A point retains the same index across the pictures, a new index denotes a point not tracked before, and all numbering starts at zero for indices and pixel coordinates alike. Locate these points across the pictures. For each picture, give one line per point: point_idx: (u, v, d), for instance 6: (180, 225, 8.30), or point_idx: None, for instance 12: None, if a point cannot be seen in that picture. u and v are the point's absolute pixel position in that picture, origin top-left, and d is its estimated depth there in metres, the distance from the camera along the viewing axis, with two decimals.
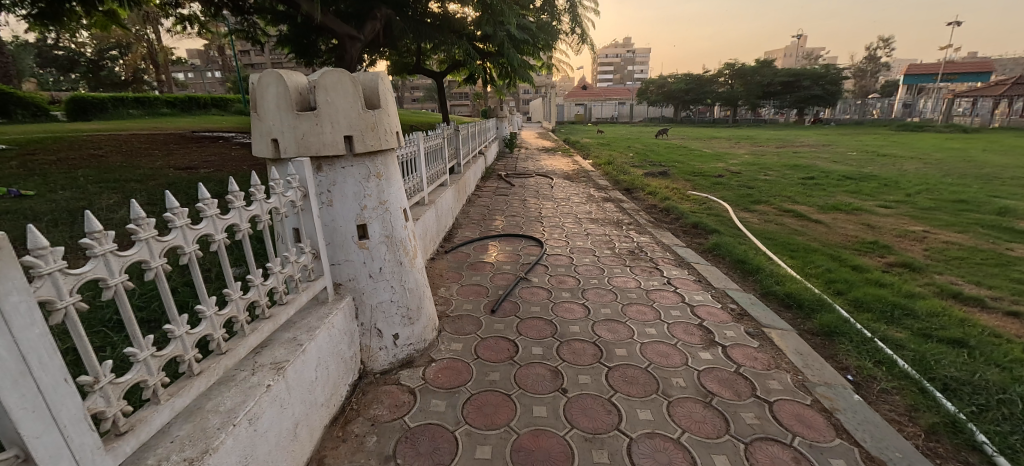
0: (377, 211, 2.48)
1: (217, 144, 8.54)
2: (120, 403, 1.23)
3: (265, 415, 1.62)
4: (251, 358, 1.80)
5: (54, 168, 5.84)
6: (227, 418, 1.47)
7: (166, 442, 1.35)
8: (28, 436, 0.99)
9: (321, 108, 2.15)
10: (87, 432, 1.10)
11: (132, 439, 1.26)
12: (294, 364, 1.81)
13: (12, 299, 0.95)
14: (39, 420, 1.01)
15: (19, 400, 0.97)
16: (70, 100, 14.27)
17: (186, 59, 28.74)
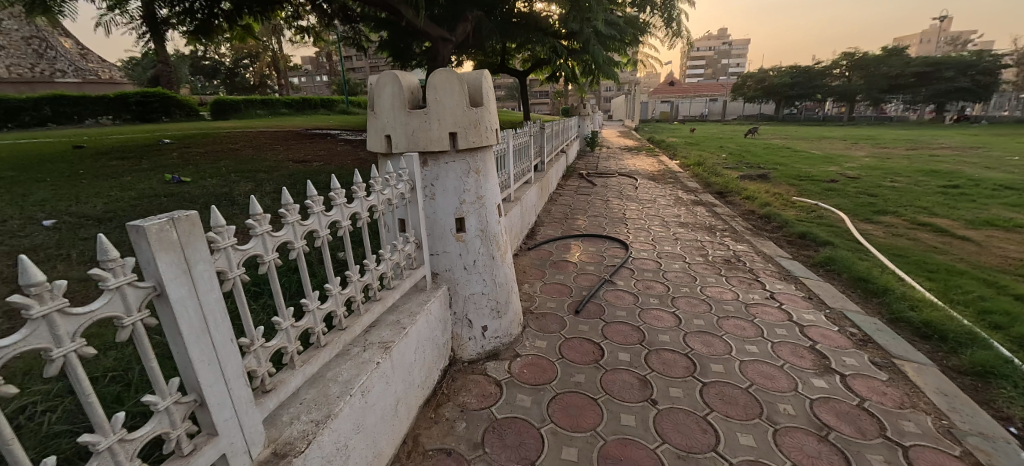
0: (474, 206, 2.57)
1: (327, 140, 9.50)
2: (266, 363, 1.43)
3: (374, 389, 1.76)
4: (363, 336, 1.97)
5: (204, 160, 6.91)
6: (345, 388, 1.62)
7: (297, 403, 1.54)
8: (204, 385, 1.17)
9: (430, 107, 2.27)
10: (242, 387, 1.28)
11: (273, 398, 1.45)
12: (398, 345, 1.95)
13: (200, 268, 1.14)
14: (213, 371, 1.19)
15: (199, 354, 1.15)
16: (214, 102, 16.86)
17: (301, 65, 32.36)
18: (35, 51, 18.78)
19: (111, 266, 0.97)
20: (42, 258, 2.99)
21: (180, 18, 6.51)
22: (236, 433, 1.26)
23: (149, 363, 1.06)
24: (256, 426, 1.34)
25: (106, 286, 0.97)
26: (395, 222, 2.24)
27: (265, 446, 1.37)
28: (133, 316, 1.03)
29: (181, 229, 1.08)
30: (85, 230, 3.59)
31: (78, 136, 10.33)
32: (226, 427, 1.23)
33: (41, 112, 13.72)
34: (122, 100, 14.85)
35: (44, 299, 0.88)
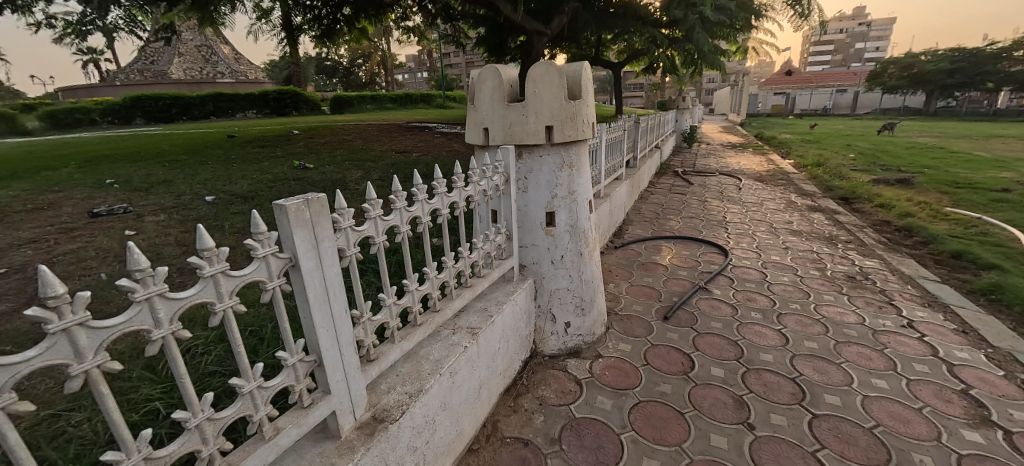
0: (566, 201, 2.53)
1: (425, 132, 10.08)
2: (371, 335, 1.59)
3: (461, 372, 1.84)
4: (453, 320, 2.07)
5: (323, 149, 7.74)
6: (436, 367, 1.72)
7: (393, 375, 1.70)
8: (323, 349, 1.34)
9: (528, 100, 2.28)
10: (352, 354, 1.45)
11: (375, 367, 1.61)
12: (485, 332, 2.01)
13: (327, 246, 1.32)
14: (330, 337, 1.36)
15: (322, 321, 1.32)
16: (333, 98, 18.77)
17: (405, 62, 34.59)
18: (201, 56, 22.42)
19: (261, 238, 1.14)
20: (202, 228, 3.57)
21: (309, 24, 7.30)
22: (344, 394, 1.42)
23: (284, 323, 1.25)
24: (359, 390, 1.49)
25: (256, 255, 1.14)
26: (489, 213, 2.31)
27: (365, 410, 1.52)
28: (274, 281, 1.20)
29: (313, 209, 1.25)
30: (235, 205, 4.22)
31: (230, 128, 12.16)
32: (337, 387, 1.39)
33: (204, 108, 16.39)
34: (262, 96, 17.15)
35: (211, 262, 1.07)
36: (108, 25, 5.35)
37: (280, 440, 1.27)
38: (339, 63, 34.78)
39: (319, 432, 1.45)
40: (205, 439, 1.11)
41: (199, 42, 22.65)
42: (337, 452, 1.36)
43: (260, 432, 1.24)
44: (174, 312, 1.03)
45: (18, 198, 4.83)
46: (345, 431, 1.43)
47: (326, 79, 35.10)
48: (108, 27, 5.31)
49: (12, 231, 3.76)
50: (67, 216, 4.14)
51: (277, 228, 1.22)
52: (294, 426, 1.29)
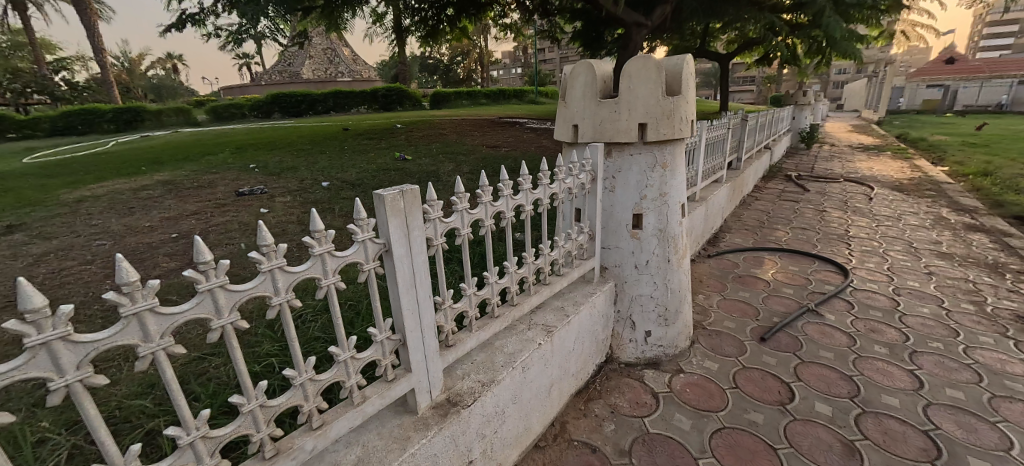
0: (656, 203, 2.31)
1: (515, 128, 10.15)
2: (451, 321, 1.57)
3: (532, 368, 1.79)
4: (528, 316, 2.01)
5: (420, 142, 8.16)
6: (509, 360, 1.69)
7: (467, 362, 1.68)
8: (408, 329, 1.35)
9: (622, 95, 2.11)
10: (433, 338, 1.44)
11: (453, 352, 1.59)
12: (559, 331, 1.94)
13: (417, 234, 1.30)
14: (415, 320, 1.36)
15: (410, 303, 1.33)
16: (433, 95, 19.80)
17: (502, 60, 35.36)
18: (326, 57, 24.95)
19: (361, 223, 1.16)
20: (315, 210, 3.91)
21: (416, 26, 7.71)
22: (425, 373, 1.42)
23: (377, 302, 1.27)
24: (438, 371, 1.48)
25: (357, 238, 1.16)
26: (572, 211, 2.19)
27: (441, 391, 1.52)
28: (370, 263, 1.21)
29: (408, 199, 1.24)
30: (346, 192, 4.58)
31: (343, 122, 13.36)
32: (418, 367, 1.40)
33: (326, 104, 18.21)
34: (373, 93, 18.58)
35: (321, 242, 1.11)
36: (258, 33, 6.10)
37: (366, 409, 1.29)
38: (441, 62, 36.63)
39: (398, 405, 1.47)
40: (307, 397, 1.15)
41: (325, 45, 25.19)
42: (413, 426, 1.37)
43: (349, 396, 1.28)
44: (289, 282, 1.08)
45: (183, 179, 5.74)
46: (422, 408, 1.45)
47: (428, 76, 37.08)
48: (257, 35, 6.04)
49: (183, 204, 4.50)
50: (219, 194, 4.83)
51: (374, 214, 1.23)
52: (379, 398, 1.32)
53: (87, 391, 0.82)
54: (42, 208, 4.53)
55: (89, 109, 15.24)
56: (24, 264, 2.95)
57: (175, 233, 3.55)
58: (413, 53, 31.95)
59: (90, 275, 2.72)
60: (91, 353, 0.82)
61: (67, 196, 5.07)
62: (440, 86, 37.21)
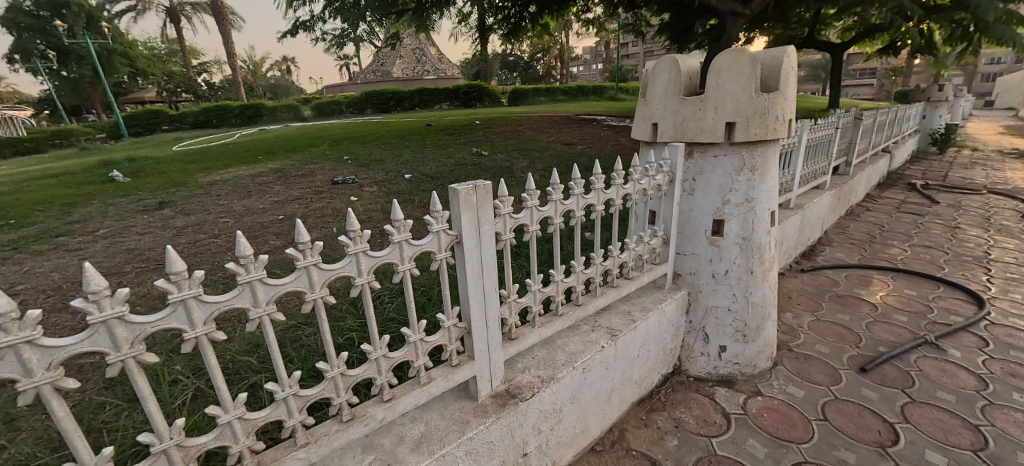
0: (740, 209, 2.18)
1: (593, 125, 9.97)
2: (515, 315, 1.61)
3: (594, 369, 1.80)
4: (593, 317, 2.01)
5: (499, 138, 8.34)
6: (570, 360, 1.71)
7: (529, 357, 1.73)
8: (474, 319, 1.42)
9: (709, 93, 2.02)
10: (495, 330, 1.49)
11: (516, 346, 1.63)
12: (625, 336, 1.92)
13: (487, 227, 1.36)
14: (480, 311, 1.43)
15: (476, 293, 1.40)
16: (512, 91, 20.07)
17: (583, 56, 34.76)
18: (415, 57, 26.24)
19: (436, 215, 1.24)
20: (399, 201, 4.17)
21: (498, 23, 7.88)
22: (486, 363, 1.49)
23: (446, 291, 1.34)
24: (500, 362, 1.54)
25: (431, 229, 1.24)
26: (646, 213, 2.14)
27: (502, 382, 1.58)
28: (442, 253, 1.29)
29: (480, 195, 1.30)
30: (426, 184, 4.85)
31: (427, 117, 14.03)
32: (481, 356, 1.47)
33: (412, 100, 19.25)
34: (455, 90, 19.25)
35: (400, 230, 1.20)
36: (357, 36, 6.66)
37: (431, 389, 1.39)
38: (522, 58, 36.92)
39: (461, 390, 1.56)
40: (380, 371, 1.26)
41: (414, 45, 26.54)
42: (473, 412, 1.45)
43: (417, 376, 1.38)
44: (369, 265, 1.18)
45: (290, 167, 6.43)
46: (483, 396, 1.52)
47: (508, 72, 37.42)
48: (357, 38, 6.59)
49: (288, 190, 5.06)
50: (318, 182, 5.36)
51: (448, 208, 1.31)
52: (443, 380, 1.40)
53: (209, 343, 0.98)
54: (183, 188, 5.36)
55: (220, 106, 17.64)
56: (169, 234, 3.53)
57: (283, 215, 4.00)
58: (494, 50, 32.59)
59: (218, 246, 3.18)
60: (216, 312, 0.97)
61: (202, 179, 5.94)
62: (519, 82, 37.46)
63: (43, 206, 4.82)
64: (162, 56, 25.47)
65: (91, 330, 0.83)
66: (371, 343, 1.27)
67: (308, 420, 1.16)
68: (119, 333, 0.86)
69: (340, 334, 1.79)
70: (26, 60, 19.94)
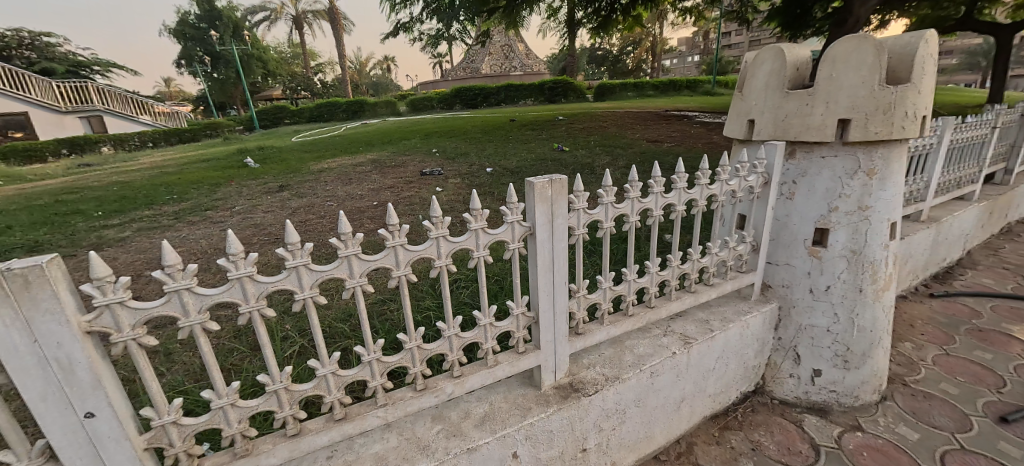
0: (849, 218, 1.97)
1: (683, 122, 9.46)
2: (583, 310, 1.63)
3: (663, 376, 1.76)
4: (666, 322, 1.97)
5: (582, 134, 8.26)
6: (638, 362, 1.70)
7: (595, 354, 1.75)
8: (542, 310, 1.48)
9: (819, 86, 1.84)
10: (562, 322, 1.54)
11: (583, 341, 1.65)
12: (700, 345, 1.85)
13: (559, 222, 1.40)
14: (549, 303, 1.48)
15: (546, 284, 1.45)
16: (599, 86, 19.66)
17: (678, 48, 32.84)
18: (504, 53, 26.78)
19: (512, 207, 1.32)
20: (481, 193, 4.33)
21: (588, 17, 7.82)
22: (551, 353, 1.54)
23: (517, 280, 1.41)
24: (565, 355, 1.59)
25: (506, 219, 1.31)
26: (735, 217, 2.03)
27: (566, 375, 1.62)
28: (516, 244, 1.36)
29: (555, 188, 1.34)
30: (506, 177, 4.99)
31: (513, 113, 14.29)
32: (547, 346, 1.52)
33: (499, 96, 19.71)
34: (540, 86, 19.33)
35: (477, 218, 1.26)
36: (450, 35, 7.03)
37: (497, 372, 1.47)
38: (611, 52, 35.82)
39: (526, 378, 1.62)
40: (451, 348, 1.36)
41: (504, 41, 27.07)
42: (535, 399, 1.51)
43: (485, 358, 1.47)
44: (448, 249, 1.23)
45: (386, 158, 6.98)
46: (546, 386, 1.57)
47: (596, 67, 36.60)
48: (449, 37, 6.96)
49: (382, 179, 5.52)
50: (408, 173, 5.76)
51: (524, 200, 1.37)
52: (510, 365, 1.48)
53: (314, 307, 1.13)
54: (298, 174, 6.08)
55: (330, 102, 19.58)
56: (286, 214, 4.05)
57: (378, 201, 4.38)
58: (583, 45, 32.05)
59: (323, 226, 3.57)
60: (319, 280, 1.12)
61: (314, 167, 6.68)
62: (608, 77, 36.46)
63: (195, 186, 5.78)
64: (287, 57, 28.88)
65: (229, 284, 1.00)
66: (445, 322, 1.37)
67: (387, 385, 1.29)
68: (249, 288, 1.01)
69: (421, 312, 1.92)
70: (187, 63, 23.87)
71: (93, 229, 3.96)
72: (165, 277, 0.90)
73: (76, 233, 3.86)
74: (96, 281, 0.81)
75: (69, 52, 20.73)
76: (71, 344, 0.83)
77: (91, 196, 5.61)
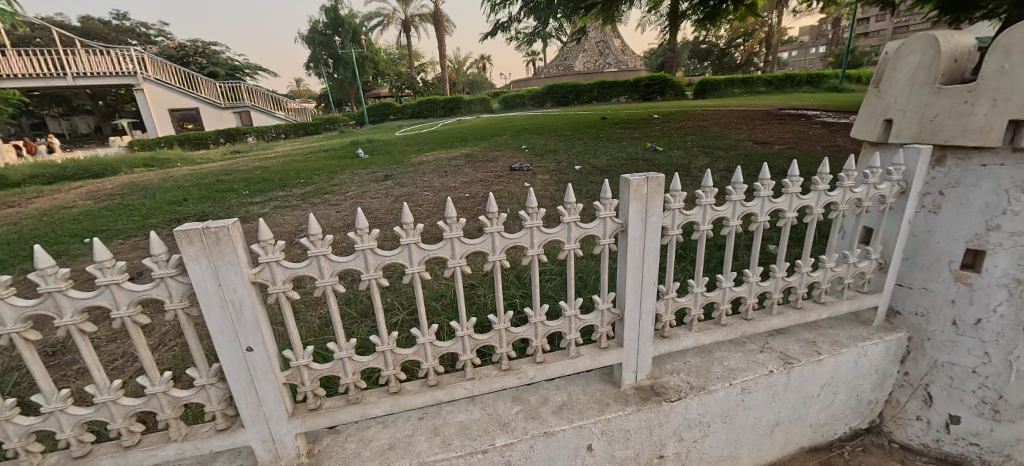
0: (1016, 241, 1.64)
1: (799, 121, 8.50)
2: (671, 314, 1.60)
3: (756, 394, 1.66)
4: (763, 338, 1.84)
5: (678, 133, 7.84)
6: (727, 376, 1.62)
7: (679, 362, 1.70)
8: (628, 309, 1.48)
9: (982, 81, 1.56)
10: (648, 324, 1.53)
11: (668, 344, 1.62)
12: (801, 367, 1.71)
13: (652, 222, 1.39)
14: (635, 303, 1.48)
15: (634, 283, 1.45)
16: (701, 83, 18.39)
17: (798, 38, 29.37)
18: (598, 49, 26.18)
19: (606, 202, 1.33)
20: (568, 190, 4.35)
21: (694, 7, 7.40)
22: (634, 353, 1.54)
23: (605, 277, 1.42)
24: (648, 357, 1.57)
25: (599, 215, 1.34)
26: (858, 229, 1.83)
27: (647, 377, 1.61)
28: (607, 239, 1.38)
29: (651, 186, 1.34)
30: (594, 176, 4.94)
31: (605, 110, 14.00)
32: (630, 345, 1.53)
33: (591, 94, 19.37)
34: (636, 82, 18.23)
35: (570, 212, 1.29)
36: (547, 33, 7.09)
37: (578, 364, 1.51)
38: (716, 46, 33.12)
39: (605, 374, 1.64)
40: (535, 335, 1.43)
41: (599, 38, 26.46)
42: (614, 396, 1.53)
43: (567, 348, 1.52)
44: (538, 240, 1.28)
45: (479, 153, 7.31)
46: (626, 385, 1.57)
47: (698, 62, 34.25)
48: (546, 34, 7.03)
49: (474, 173, 5.79)
50: (499, 168, 5.97)
51: (617, 197, 1.38)
52: (592, 359, 1.51)
53: (417, 283, 1.21)
54: (400, 166, 6.62)
55: (430, 101, 20.85)
56: (390, 200, 4.46)
57: (469, 193, 4.63)
58: (685, 39, 30.11)
59: (420, 214, 3.86)
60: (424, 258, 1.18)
61: (413, 159, 7.21)
62: (712, 72, 33.87)
63: (318, 172, 6.59)
64: (395, 58, 31.27)
65: (355, 254, 1.11)
66: (532, 309, 1.43)
67: (474, 361, 1.39)
68: (370, 259, 1.12)
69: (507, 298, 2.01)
70: (314, 65, 26.98)
71: (243, 204, 4.73)
72: (308, 243, 1.06)
73: (230, 207, 4.64)
74: (262, 242, 1.01)
75: (228, 58, 24.69)
76: (242, 290, 1.04)
77: (240, 178, 6.68)
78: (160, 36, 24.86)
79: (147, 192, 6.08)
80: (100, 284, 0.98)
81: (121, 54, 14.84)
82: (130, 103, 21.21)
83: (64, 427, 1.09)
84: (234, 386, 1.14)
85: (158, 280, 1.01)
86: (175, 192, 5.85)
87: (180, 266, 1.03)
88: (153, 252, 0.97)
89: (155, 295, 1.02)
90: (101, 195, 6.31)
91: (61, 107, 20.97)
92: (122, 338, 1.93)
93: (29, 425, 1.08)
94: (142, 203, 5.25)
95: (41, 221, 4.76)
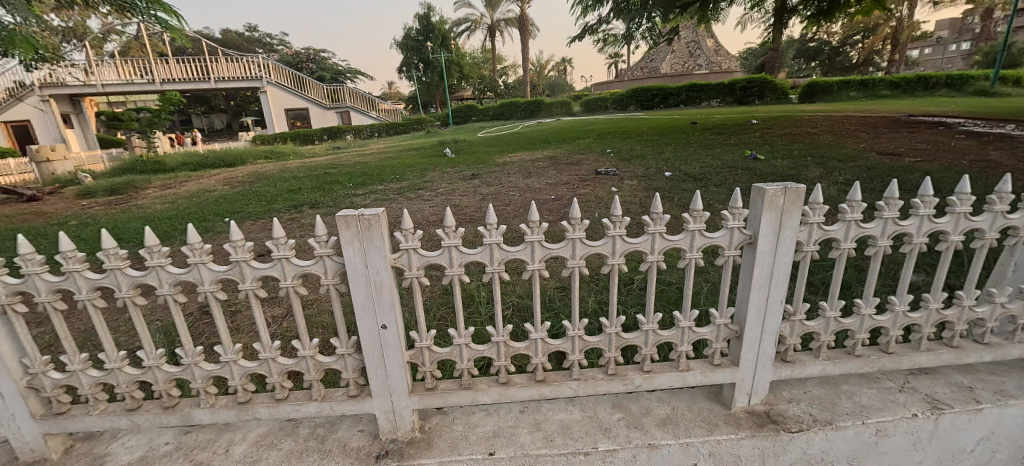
0: None
1: (936, 130, 7.33)
2: (796, 337, 1.47)
3: (894, 437, 1.46)
4: (904, 376, 1.62)
5: (782, 141, 7.16)
6: (859, 412, 1.45)
7: (799, 390, 1.56)
8: (748, 327, 1.39)
9: None
10: (769, 345, 1.42)
11: (789, 370, 1.49)
12: (954, 413, 1.47)
13: (785, 235, 1.29)
14: (757, 321, 1.39)
15: (758, 298, 1.36)
16: (810, 85, 16.58)
17: (933, 34, 25.33)
18: (689, 50, 24.77)
19: (734, 212, 1.27)
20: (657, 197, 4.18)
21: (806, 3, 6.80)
22: (750, 375, 1.44)
23: (726, 290, 1.35)
24: (765, 380, 1.46)
25: (726, 225, 1.27)
26: None
27: (762, 402, 1.50)
28: (732, 251, 1.31)
29: (789, 197, 1.24)
30: (686, 183, 4.70)
31: (697, 115, 13.23)
32: (746, 365, 1.43)
33: (680, 97, 18.29)
34: (732, 85, 16.96)
35: (695, 220, 1.24)
36: (637, 34, 6.88)
37: (688, 378, 1.45)
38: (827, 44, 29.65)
39: (712, 393, 1.55)
40: (646, 343, 1.40)
41: (691, 38, 24.98)
42: (723, 417, 1.45)
43: (676, 360, 1.46)
44: (657, 247, 1.25)
45: (562, 156, 7.29)
46: (737, 408, 1.48)
47: (803, 62, 30.93)
48: (636, 36, 6.84)
49: (559, 175, 5.79)
50: (584, 171, 5.91)
51: (747, 206, 1.30)
52: (702, 374, 1.45)
53: (536, 279, 1.25)
54: (486, 166, 6.82)
55: (512, 102, 21.18)
56: (477, 199, 4.62)
57: (553, 195, 4.64)
58: (789, 36, 27.40)
59: (506, 213, 3.95)
60: (544, 256, 1.21)
61: (498, 160, 7.40)
62: (819, 73, 30.45)
63: (410, 169, 7.03)
64: (480, 61, 32.23)
65: (481, 247, 1.18)
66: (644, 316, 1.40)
67: (580, 362, 1.40)
68: (495, 254, 1.18)
69: (603, 302, 1.99)
70: (408, 69, 28.76)
71: (347, 195, 5.21)
72: (443, 234, 1.14)
73: (336, 198, 5.12)
74: (404, 230, 1.12)
75: (336, 63, 27.31)
76: (384, 271, 1.15)
77: (344, 172, 7.34)
78: (282, 45, 28.19)
79: (268, 182, 6.94)
80: (274, 257, 1.15)
81: (247, 61, 16.89)
82: (255, 103, 24.29)
83: (235, 375, 1.30)
84: (368, 358, 1.26)
85: (319, 258, 1.16)
86: (291, 182, 6.59)
87: (336, 248, 1.17)
88: (318, 233, 1.12)
89: (315, 271, 1.17)
90: (233, 182, 7.31)
91: (204, 105, 24.63)
92: (262, 304, 2.22)
93: (210, 370, 1.30)
94: (266, 190, 6.00)
95: (191, 202, 5.62)
